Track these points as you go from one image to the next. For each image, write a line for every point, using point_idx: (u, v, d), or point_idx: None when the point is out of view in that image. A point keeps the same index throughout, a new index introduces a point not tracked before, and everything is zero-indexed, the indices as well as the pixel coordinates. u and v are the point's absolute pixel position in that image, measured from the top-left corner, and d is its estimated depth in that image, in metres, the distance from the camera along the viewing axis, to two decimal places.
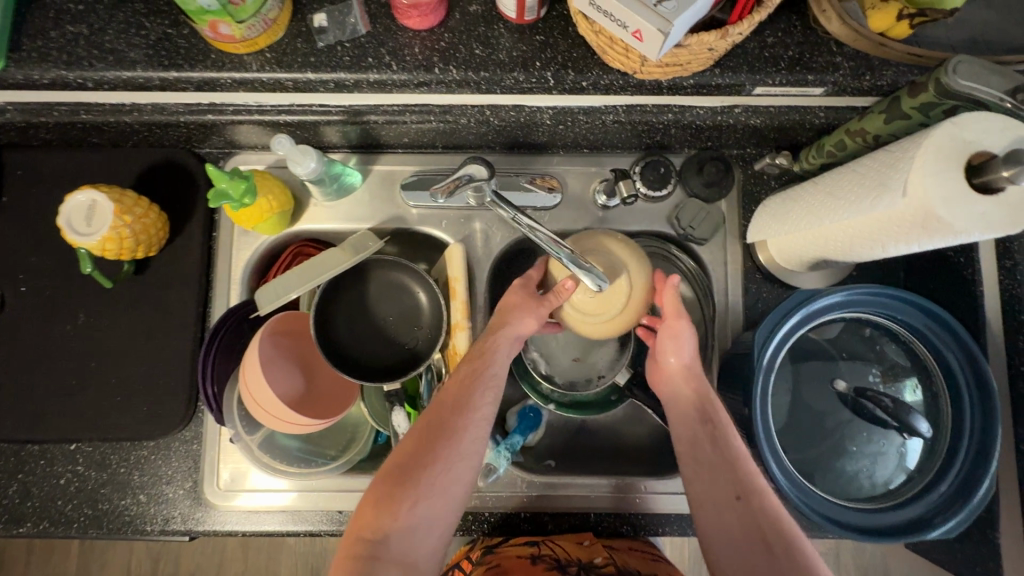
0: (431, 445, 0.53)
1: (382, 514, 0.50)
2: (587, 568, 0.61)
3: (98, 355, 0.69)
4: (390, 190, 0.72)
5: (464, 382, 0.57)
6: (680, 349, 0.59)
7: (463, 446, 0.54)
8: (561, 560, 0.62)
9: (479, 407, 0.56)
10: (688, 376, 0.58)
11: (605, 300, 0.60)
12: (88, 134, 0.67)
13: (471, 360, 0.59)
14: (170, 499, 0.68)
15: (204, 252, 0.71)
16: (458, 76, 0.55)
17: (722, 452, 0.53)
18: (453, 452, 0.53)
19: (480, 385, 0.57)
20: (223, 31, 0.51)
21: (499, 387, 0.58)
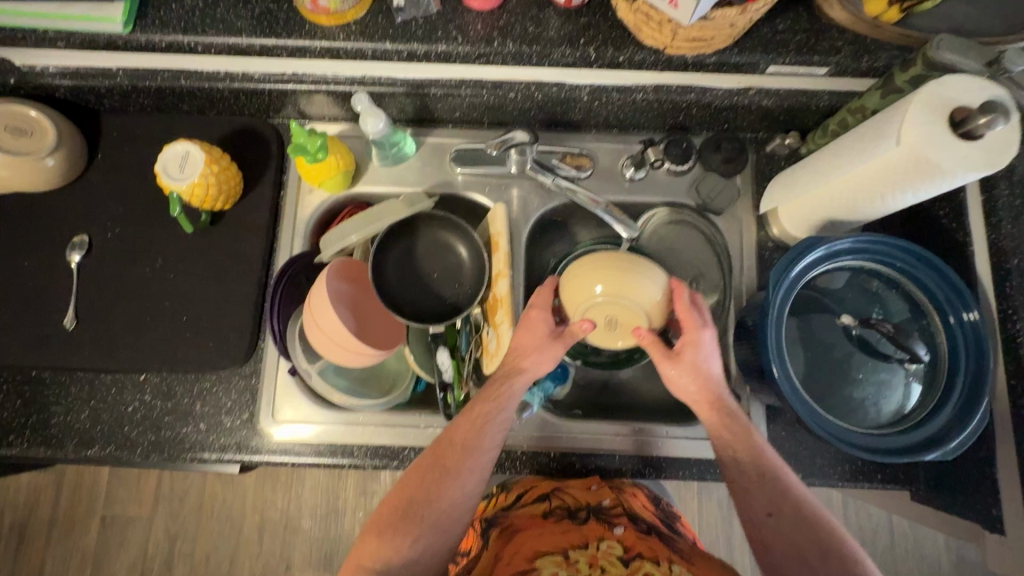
0: (433, 485, 0.59)
1: (384, 550, 0.58)
2: (597, 512, 0.68)
3: (171, 295, 0.77)
4: (440, 160, 0.81)
5: (472, 420, 0.60)
6: (698, 368, 0.60)
7: (465, 482, 0.59)
8: (573, 508, 0.69)
9: (484, 447, 0.60)
10: (698, 395, 0.61)
11: (620, 332, 0.62)
12: (180, 101, 0.77)
13: (481, 401, 0.61)
14: (229, 428, 0.74)
15: (272, 207, 0.79)
16: (513, 49, 0.65)
17: (777, 484, 0.59)
18: (454, 492, 0.59)
19: (490, 424, 0.60)
20: (321, 2, 0.60)
21: (515, 418, 0.62)
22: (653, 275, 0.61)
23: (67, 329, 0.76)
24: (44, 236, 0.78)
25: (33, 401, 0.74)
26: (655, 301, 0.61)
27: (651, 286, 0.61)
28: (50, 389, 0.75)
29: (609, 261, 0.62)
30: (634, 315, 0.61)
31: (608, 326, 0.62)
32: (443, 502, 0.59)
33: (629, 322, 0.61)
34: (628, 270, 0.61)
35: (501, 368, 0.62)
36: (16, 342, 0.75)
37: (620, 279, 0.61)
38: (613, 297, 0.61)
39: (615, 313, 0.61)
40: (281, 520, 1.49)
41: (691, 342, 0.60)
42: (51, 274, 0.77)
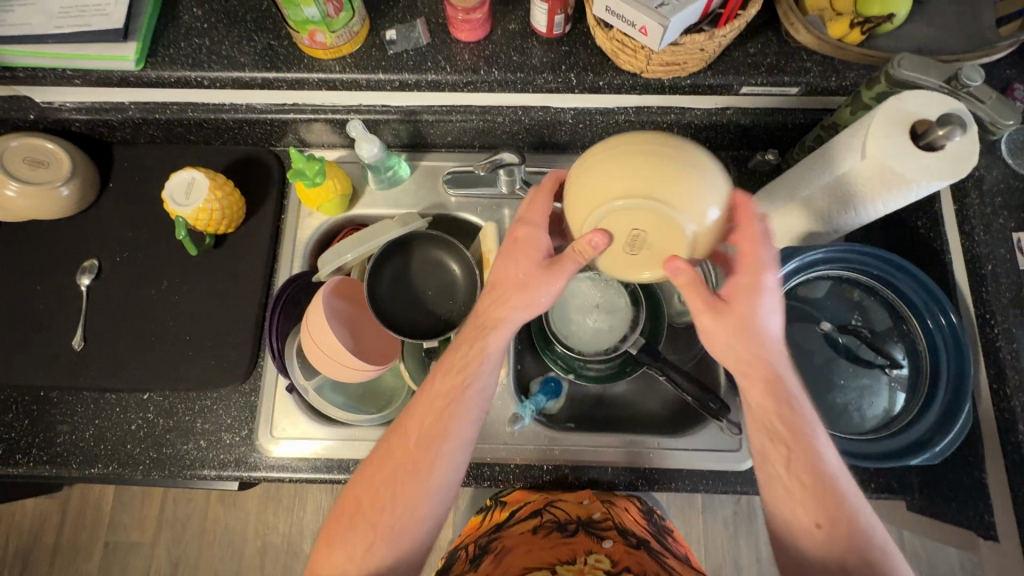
0: (396, 478, 0.58)
1: (346, 550, 0.57)
2: (586, 525, 0.69)
3: (176, 315, 0.80)
4: (433, 183, 0.84)
5: (430, 406, 0.59)
6: (746, 323, 0.54)
7: (427, 473, 0.57)
8: (562, 521, 0.70)
9: (445, 430, 0.58)
10: (751, 368, 0.54)
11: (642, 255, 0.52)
12: (187, 132, 0.81)
13: (446, 379, 0.60)
14: (228, 445, 0.75)
15: (273, 230, 0.83)
16: (499, 76, 0.69)
17: (810, 462, 0.53)
18: (414, 484, 0.57)
19: (449, 406, 0.59)
20: (319, 38, 0.65)
21: (477, 398, 0.59)
22: (701, 172, 0.49)
23: (75, 350, 0.78)
24: (57, 261, 0.81)
25: (41, 420, 0.77)
26: (702, 220, 0.49)
27: (707, 192, 0.49)
28: (56, 408, 0.77)
29: (637, 158, 0.49)
30: (675, 237, 0.50)
31: (630, 245, 0.51)
32: (407, 496, 0.57)
33: (662, 248, 0.51)
34: (667, 160, 0.48)
35: (467, 346, 0.60)
36: (27, 363, 0.78)
37: (645, 175, 0.48)
38: (643, 173, 0.49)
39: (638, 228, 0.50)
40: (282, 545, 1.48)
41: (744, 292, 0.54)
42: (62, 297, 0.80)
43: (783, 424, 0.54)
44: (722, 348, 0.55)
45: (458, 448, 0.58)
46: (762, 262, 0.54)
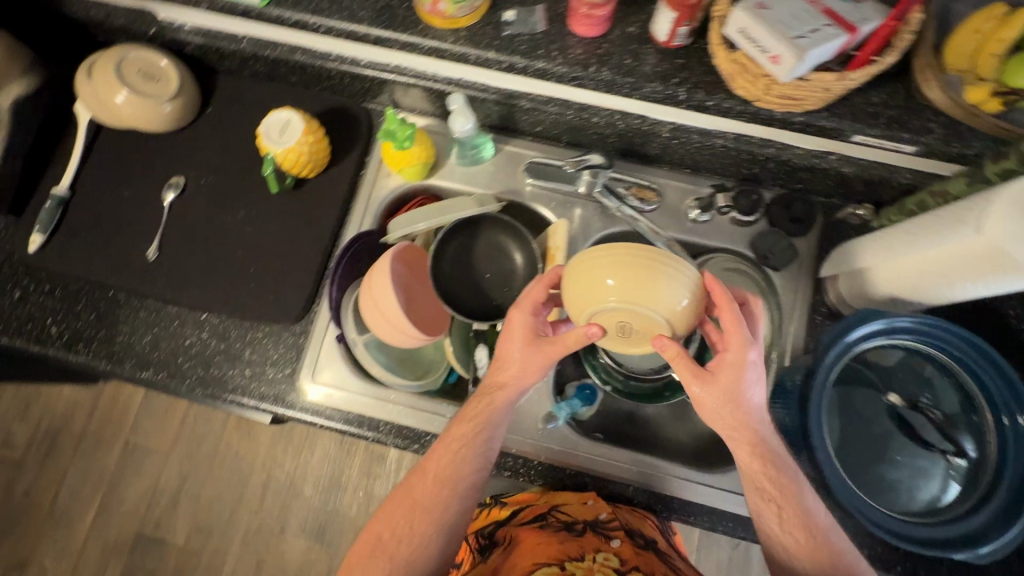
0: (426, 521, 0.61)
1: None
2: (594, 525, 0.70)
3: (245, 246, 0.83)
4: (513, 169, 0.84)
5: (447, 451, 0.63)
6: (733, 392, 0.58)
7: (448, 510, 0.61)
8: (570, 521, 0.70)
9: (459, 471, 0.62)
10: (738, 430, 0.59)
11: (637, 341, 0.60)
12: (291, 73, 0.84)
13: (464, 424, 0.64)
14: (271, 379, 0.78)
15: (350, 184, 0.84)
16: (607, 77, 0.68)
17: (799, 512, 0.58)
18: (430, 523, 0.61)
19: (464, 451, 0.62)
20: (441, 6, 0.65)
21: (488, 442, 0.63)
22: (680, 279, 0.54)
23: (149, 259, 0.82)
24: (148, 171, 0.85)
25: (106, 317, 0.81)
26: (675, 309, 0.55)
27: (676, 292, 0.55)
28: (122, 309, 0.81)
29: (642, 262, 0.55)
30: (653, 324, 0.57)
31: (621, 331, 0.59)
32: (426, 533, 0.61)
33: (646, 330, 0.58)
34: (644, 273, 0.54)
35: (474, 402, 0.64)
36: (104, 262, 0.82)
37: (637, 289, 0.55)
38: (630, 309, 0.55)
39: (630, 323, 0.57)
40: (286, 482, 1.54)
41: (733, 362, 0.58)
42: (145, 206, 0.84)
43: (774, 485, 0.58)
44: (732, 410, 0.58)
45: (467, 487, 0.62)
46: (744, 341, 0.57)
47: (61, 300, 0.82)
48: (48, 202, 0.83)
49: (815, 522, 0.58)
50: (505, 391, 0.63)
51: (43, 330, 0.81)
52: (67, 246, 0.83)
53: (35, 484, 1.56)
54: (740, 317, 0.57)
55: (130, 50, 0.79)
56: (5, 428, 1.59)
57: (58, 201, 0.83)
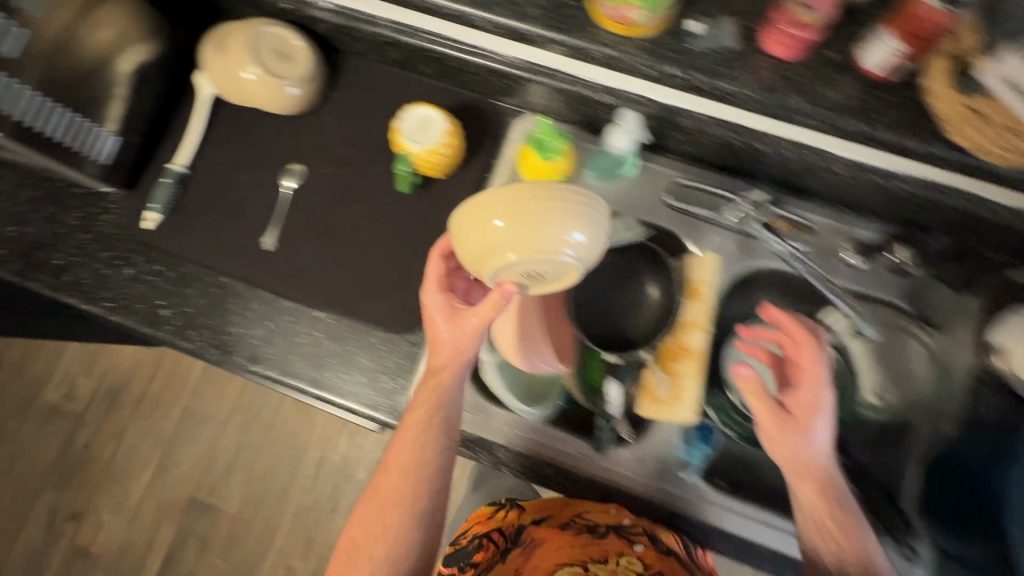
0: (388, 513, 0.60)
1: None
2: (618, 528, 0.73)
3: (364, 244, 0.79)
4: (652, 188, 0.79)
5: (408, 439, 0.62)
6: (808, 429, 0.61)
7: (410, 498, 0.61)
8: (593, 523, 0.74)
9: (419, 462, 0.61)
10: (809, 465, 0.61)
11: (543, 282, 0.59)
12: (426, 63, 0.78)
13: (420, 408, 0.63)
14: (384, 388, 0.75)
15: (478, 189, 0.80)
16: (799, 106, 0.61)
17: (860, 553, 0.58)
18: (391, 513, 0.60)
19: (420, 437, 0.61)
20: (628, 12, 0.58)
21: (437, 427, 0.62)
22: (563, 217, 0.53)
23: (264, 249, 0.79)
24: (266, 155, 0.81)
25: (217, 304, 0.78)
26: (571, 246, 0.54)
27: (560, 229, 0.53)
28: (233, 298, 0.78)
29: (545, 194, 0.53)
30: (575, 268, 0.56)
31: (530, 278, 0.58)
32: (386, 523, 0.60)
33: (551, 277, 0.58)
34: (533, 220, 0.53)
35: (427, 387, 0.63)
36: (218, 248, 0.79)
37: (535, 224, 0.53)
38: (511, 246, 0.53)
39: (553, 269, 0.57)
40: (339, 464, 1.54)
41: (807, 398, 0.63)
42: (263, 192, 0.80)
43: (837, 525, 0.59)
44: (810, 445, 0.61)
45: (434, 475, 0.62)
46: (819, 375, 0.63)
47: (172, 282, 0.79)
48: (166, 178, 0.80)
49: (873, 563, 0.58)
50: (447, 370, 0.62)
51: (153, 313, 0.78)
52: (182, 226, 0.80)
53: (94, 440, 1.57)
54: (819, 357, 0.64)
55: (271, 25, 0.75)
56: (69, 381, 1.60)
57: (174, 179, 0.80)
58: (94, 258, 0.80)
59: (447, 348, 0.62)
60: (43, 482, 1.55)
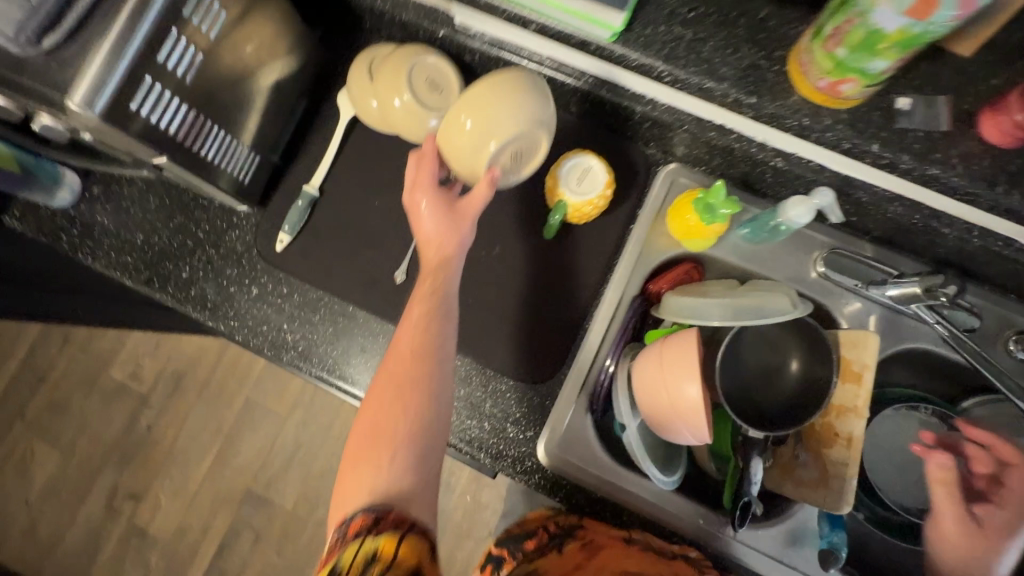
0: (389, 399, 0.59)
1: (374, 466, 0.56)
2: (687, 557, 0.67)
3: (498, 286, 0.78)
4: (803, 254, 0.75)
5: (415, 333, 0.62)
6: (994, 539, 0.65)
7: (430, 394, 0.60)
8: (661, 547, 0.68)
9: (421, 362, 0.61)
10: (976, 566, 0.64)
11: (524, 162, 0.70)
12: (579, 103, 0.75)
13: (421, 303, 0.64)
14: (511, 438, 0.74)
15: (619, 239, 0.78)
16: (1012, 202, 0.57)
17: None
18: (422, 401, 0.60)
19: (425, 335, 0.62)
20: (844, 87, 0.54)
21: (444, 325, 0.64)
22: (518, 92, 0.63)
23: (395, 283, 0.77)
24: (402, 185, 0.80)
25: (343, 334, 0.77)
26: (525, 123, 0.64)
27: (517, 105, 0.63)
28: (360, 329, 0.77)
29: (489, 88, 0.64)
30: (535, 134, 0.66)
31: (516, 159, 0.68)
32: (417, 414, 0.59)
33: (533, 147, 0.67)
34: (499, 108, 0.63)
35: (427, 281, 0.65)
36: (348, 276, 0.78)
37: (493, 119, 0.64)
38: (483, 134, 0.64)
39: (521, 144, 0.67)
40: None
41: (1011, 521, 0.66)
42: (398, 223, 0.79)
43: None
44: (987, 552, 0.64)
45: (444, 381, 0.62)
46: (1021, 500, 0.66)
47: (298, 306, 0.78)
48: (300, 200, 0.78)
49: None
50: (455, 261, 0.67)
51: (278, 337, 0.77)
52: (311, 250, 0.78)
53: (156, 422, 1.58)
54: None
55: (428, 56, 0.72)
56: (134, 361, 1.62)
57: (309, 202, 0.78)
58: (222, 274, 0.79)
59: (437, 242, 0.66)
60: (105, 459, 1.57)
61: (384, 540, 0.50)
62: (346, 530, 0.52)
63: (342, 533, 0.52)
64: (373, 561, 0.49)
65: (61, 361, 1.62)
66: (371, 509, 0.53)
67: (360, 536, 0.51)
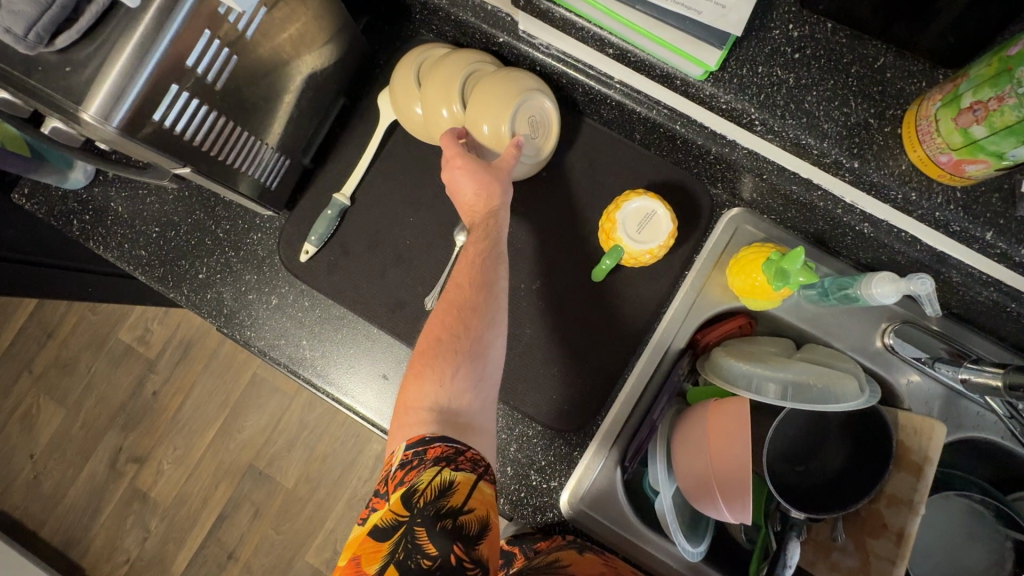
0: (453, 319, 0.58)
1: (437, 380, 0.55)
2: None
3: (535, 323, 0.73)
4: (871, 323, 0.69)
5: (469, 262, 0.60)
6: None
7: (495, 321, 0.58)
8: None
9: (488, 287, 0.59)
10: None
11: (544, 135, 0.67)
12: (646, 133, 0.68)
13: (477, 241, 0.62)
14: (533, 487, 0.69)
15: (670, 285, 0.72)
16: None
17: None
18: (485, 329, 0.58)
19: (489, 260, 0.60)
20: (971, 168, 0.47)
21: (505, 257, 0.61)
22: (502, 77, 0.64)
23: (424, 309, 0.71)
24: (441, 202, 0.73)
25: (365, 358, 0.72)
26: (521, 99, 0.63)
27: (505, 85, 0.63)
28: (383, 355, 0.72)
29: (482, 79, 0.64)
30: (538, 102, 0.65)
31: (533, 127, 0.65)
32: (481, 339, 0.57)
33: (542, 117, 0.66)
34: (490, 92, 0.63)
35: (476, 232, 0.62)
36: (375, 296, 0.72)
37: (493, 102, 0.63)
38: (487, 115, 0.63)
39: (531, 113, 0.65)
40: None
41: None
42: (433, 243, 0.73)
43: None
44: None
45: (504, 310, 0.60)
46: None
47: (320, 321, 0.73)
48: (329, 209, 0.72)
49: None
50: (503, 210, 0.63)
51: (295, 353, 0.72)
52: (337, 264, 0.73)
53: (161, 389, 1.57)
54: None
55: (479, 60, 0.66)
56: (143, 325, 1.59)
57: (338, 213, 0.73)
58: (241, 279, 0.73)
59: (475, 197, 0.62)
60: (110, 421, 1.57)
61: (462, 476, 0.51)
62: (425, 450, 0.52)
63: (419, 451, 0.52)
64: (450, 491, 0.50)
65: (71, 318, 1.61)
66: (451, 439, 0.52)
67: (439, 463, 0.51)
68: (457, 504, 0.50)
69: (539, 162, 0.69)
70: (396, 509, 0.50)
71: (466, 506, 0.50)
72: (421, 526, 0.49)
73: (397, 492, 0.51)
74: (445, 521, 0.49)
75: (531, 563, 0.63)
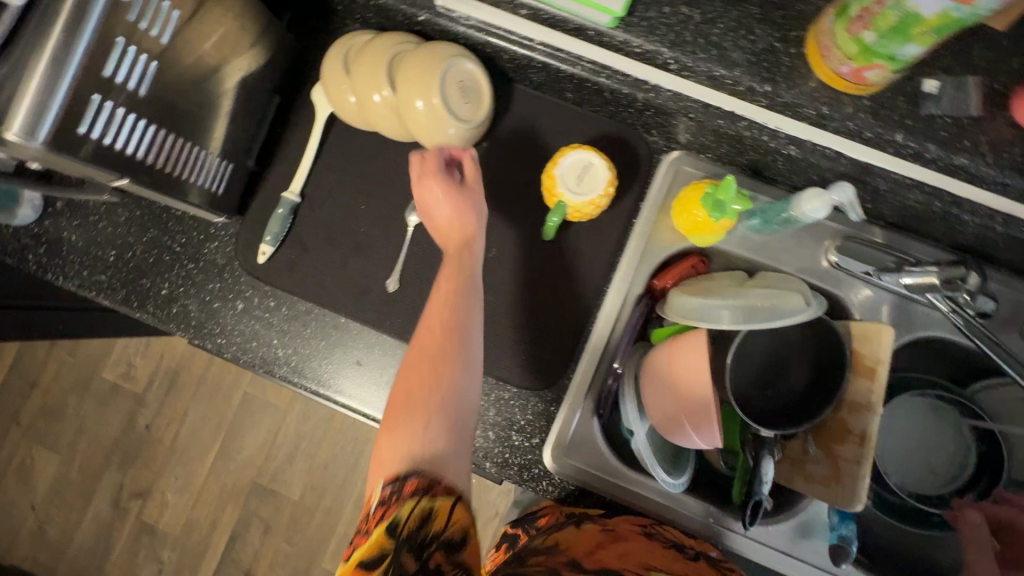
0: (425, 368, 0.56)
1: (410, 433, 0.53)
2: (709, 558, 0.64)
3: (497, 289, 0.74)
4: (813, 243, 0.72)
5: (441, 304, 0.60)
6: None
7: (470, 370, 0.57)
8: (681, 542, 0.65)
9: (462, 334, 0.58)
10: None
11: (476, 100, 0.68)
12: (576, 90, 0.70)
13: (447, 283, 0.61)
14: (517, 447, 0.71)
15: (622, 234, 0.74)
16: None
17: None
18: (458, 377, 0.56)
19: (461, 298, 0.60)
20: (870, 74, 0.50)
21: (478, 290, 0.62)
22: (426, 51, 0.65)
23: (388, 291, 0.73)
24: (390, 186, 0.75)
25: (336, 347, 0.73)
26: (448, 69, 0.65)
27: (429, 57, 0.65)
28: (354, 342, 0.73)
29: (406, 56, 0.66)
30: (465, 67, 0.67)
31: (466, 94, 0.67)
32: (455, 388, 0.56)
33: (473, 82, 0.67)
34: (417, 68, 0.64)
35: (451, 262, 0.63)
36: (338, 286, 0.74)
37: (422, 76, 0.64)
38: (418, 90, 0.65)
39: (461, 78, 0.66)
40: None
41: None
42: (387, 226, 0.74)
43: None
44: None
45: (478, 359, 0.59)
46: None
47: (287, 319, 0.74)
48: (281, 208, 0.74)
49: None
50: (478, 239, 0.65)
51: (267, 353, 0.73)
52: (297, 261, 0.74)
53: (153, 422, 1.57)
54: None
55: (403, 41, 0.68)
56: (126, 361, 1.59)
57: (289, 210, 0.74)
58: (203, 288, 0.74)
59: (454, 223, 0.64)
60: (106, 460, 1.56)
61: (442, 502, 0.50)
62: (401, 486, 0.50)
63: (396, 489, 0.50)
64: (431, 517, 0.49)
65: (51, 364, 1.60)
66: (429, 474, 0.51)
67: (418, 495, 0.49)
68: (439, 526, 0.49)
69: (481, 130, 0.70)
70: (378, 545, 0.47)
71: (449, 524, 0.50)
72: (408, 558, 0.47)
73: (378, 528, 0.48)
74: (431, 545, 0.48)
75: (533, 542, 0.62)
